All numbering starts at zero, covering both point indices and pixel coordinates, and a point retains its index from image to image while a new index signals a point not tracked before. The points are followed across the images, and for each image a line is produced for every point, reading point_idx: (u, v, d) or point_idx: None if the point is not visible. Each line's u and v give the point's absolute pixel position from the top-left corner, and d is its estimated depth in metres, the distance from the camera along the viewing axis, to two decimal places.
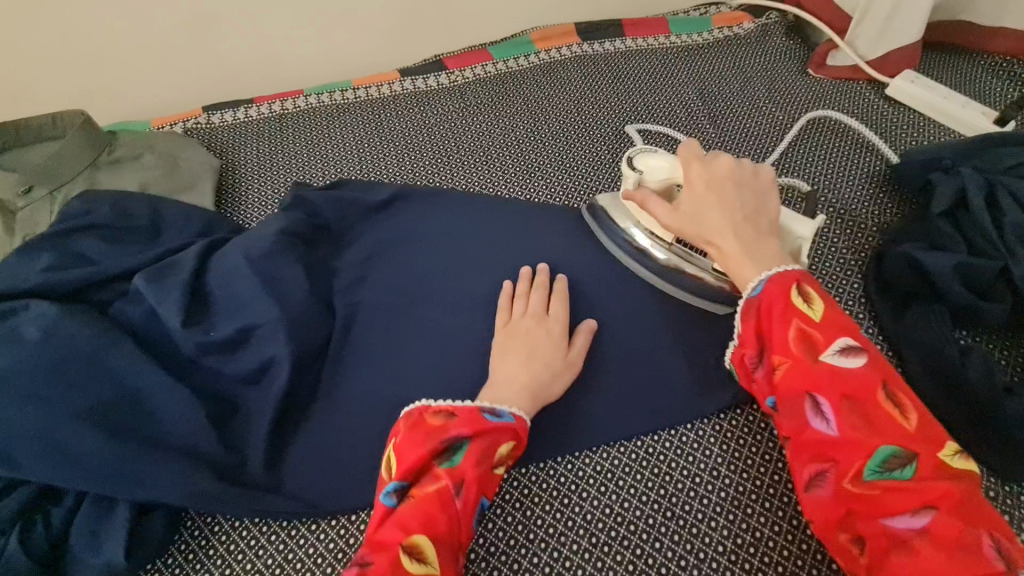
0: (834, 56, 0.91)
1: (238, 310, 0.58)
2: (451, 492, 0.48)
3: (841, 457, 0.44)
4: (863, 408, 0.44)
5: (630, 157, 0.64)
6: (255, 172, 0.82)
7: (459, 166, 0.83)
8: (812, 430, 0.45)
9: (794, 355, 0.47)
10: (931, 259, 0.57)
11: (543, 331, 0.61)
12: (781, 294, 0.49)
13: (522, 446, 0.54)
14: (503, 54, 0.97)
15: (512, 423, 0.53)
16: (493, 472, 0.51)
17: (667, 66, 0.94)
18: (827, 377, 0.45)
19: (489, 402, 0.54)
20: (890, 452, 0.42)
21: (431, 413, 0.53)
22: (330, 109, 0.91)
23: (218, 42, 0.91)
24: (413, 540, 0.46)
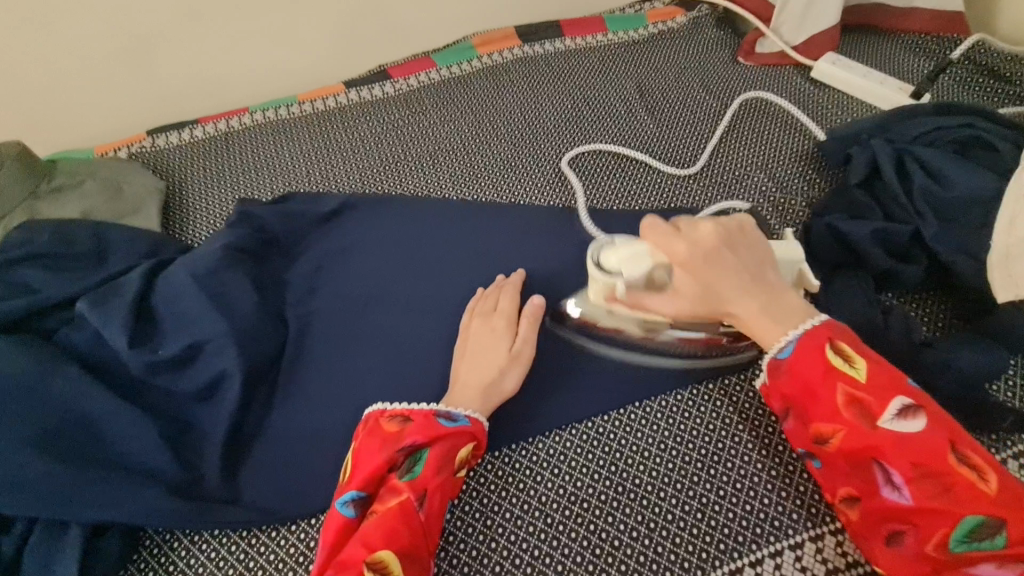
0: (762, 43, 0.95)
1: (185, 328, 0.59)
2: (413, 501, 0.49)
3: (920, 524, 0.43)
4: (936, 476, 0.43)
5: (595, 258, 0.56)
6: (204, 191, 0.82)
7: (407, 172, 0.84)
8: (884, 498, 0.45)
9: (846, 419, 0.46)
10: (850, 228, 0.60)
11: (489, 328, 0.62)
12: (818, 355, 0.48)
13: (481, 447, 0.56)
14: (446, 59, 0.99)
15: (468, 426, 0.54)
16: (454, 476, 0.53)
17: (606, 63, 0.97)
18: (887, 445, 0.44)
19: (445, 406, 0.55)
20: (972, 521, 0.41)
21: (386, 420, 0.54)
22: (277, 125, 0.91)
23: (159, 66, 0.91)
24: (376, 557, 0.46)
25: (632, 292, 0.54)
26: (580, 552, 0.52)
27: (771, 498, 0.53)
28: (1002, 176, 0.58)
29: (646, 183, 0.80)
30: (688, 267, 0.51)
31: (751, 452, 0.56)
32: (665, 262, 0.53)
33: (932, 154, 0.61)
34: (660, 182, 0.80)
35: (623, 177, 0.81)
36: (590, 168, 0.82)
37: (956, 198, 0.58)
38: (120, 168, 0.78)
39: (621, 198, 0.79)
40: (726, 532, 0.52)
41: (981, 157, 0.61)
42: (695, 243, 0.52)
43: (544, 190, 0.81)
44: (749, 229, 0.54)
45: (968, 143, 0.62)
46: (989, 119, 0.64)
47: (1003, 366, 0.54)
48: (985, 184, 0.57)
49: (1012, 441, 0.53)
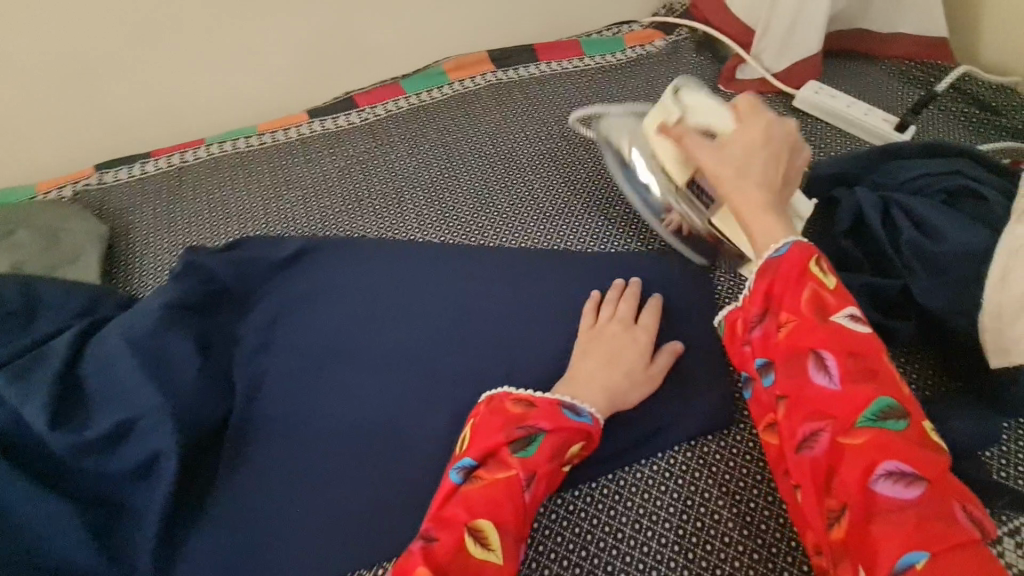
0: (743, 69, 0.92)
1: (118, 401, 0.53)
2: (523, 480, 0.48)
3: (840, 414, 0.43)
4: (868, 369, 0.44)
5: (671, 91, 0.62)
6: (152, 234, 0.77)
7: (371, 210, 0.80)
8: (815, 386, 0.44)
9: (804, 309, 0.46)
10: None
11: (629, 339, 0.61)
12: (800, 254, 0.49)
13: (590, 449, 0.54)
14: (415, 86, 0.95)
15: (590, 426, 0.53)
16: (562, 469, 0.51)
17: (582, 90, 0.94)
18: (834, 334, 0.45)
19: (569, 399, 0.55)
20: (887, 405, 0.42)
21: (511, 401, 0.54)
22: (235, 159, 0.86)
23: (108, 97, 0.86)
24: (477, 524, 0.45)
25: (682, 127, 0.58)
26: None
27: None
28: (994, 229, 0.55)
29: (622, 225, 0.76)
30: (743, 132, 0.54)
31: (732, 532, 0.53)
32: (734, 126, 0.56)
33: (919, 204, 0.57)
34: (636, 224, 0.76)
35: (597, 217, 0.77)
36: (565, 206, 0.78)
37: (945, 252, 0.54)
38: (59, 213, 0.73)
39: (595, 241, 0.75)
40: None
41: (969, 207, 0.57)
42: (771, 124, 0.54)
43: (515, 230, 0.76)
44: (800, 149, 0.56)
45: (955, 192, 0.59)
46: (978, 164, 0.61)
47: (994, 436, 0.51)
48: (976, 238, 0.54)
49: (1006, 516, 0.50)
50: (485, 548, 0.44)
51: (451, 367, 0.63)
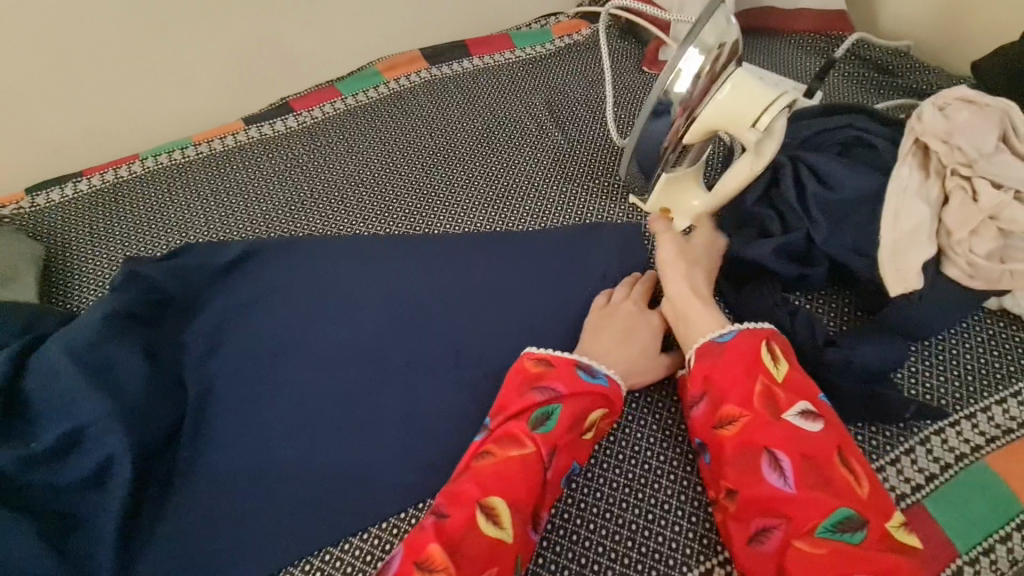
0: (664, 52, 0.96)
1: (63, 413, 0.53)
2: (540, 457, 0.51)
3: (793, 514, 0.46)
4: (820, 470, 0.47)
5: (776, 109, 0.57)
6: (88, 252, 0.76)
7: (314, 209, 0.81)
8: (769, 486, 0.47)
9: (755, 407, 0.50)
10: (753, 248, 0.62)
11: (642, 320, 0.63)
12: (748, 347, 0.53)
13: (612, 414, 0.57)
14: (351, 88, 0.96)
15: (607, 388, 0.56)
16: (583, 438, 0.54)
17: (515, 79, 0.97)
18: (786, 435, 0.48)
19: (587, 362, 0.58)
20: (844, 515, 0.45)
21: (532, 362, 0.58)
22: (172, 171, 0.86)
23: (32, 119, 0.84)
24: (490, 501, 0.48)
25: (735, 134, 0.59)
26: None
27: (698, 515, 0.54)
28: (884, 175, 0.60)
29: (559, 205, 0.79)
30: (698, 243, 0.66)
31: (677, 469, 0.57)
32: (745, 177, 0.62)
33: (819, 157, 0.62)
34: (572, 202, 0.78)
35: (535, 198, 0.79)
36: (506, 190, 0.81)
37: (843, 199, 0.60)
38: None
39: (535, 220, 0.77)
40: (657, 556, 0.52)
41: (863, 156, 0.63)
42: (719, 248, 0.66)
43: (459, 216, 0.78)
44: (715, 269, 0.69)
45: (850, 144, 0.64)
46: (871, 117, 0.66)
47: (900, 358, 0.56)
48: (868, 184, 0.60)
49: (917, 428, 0.55)
50: (497, 527, 0.48)
51: (403, 351, 0.65)
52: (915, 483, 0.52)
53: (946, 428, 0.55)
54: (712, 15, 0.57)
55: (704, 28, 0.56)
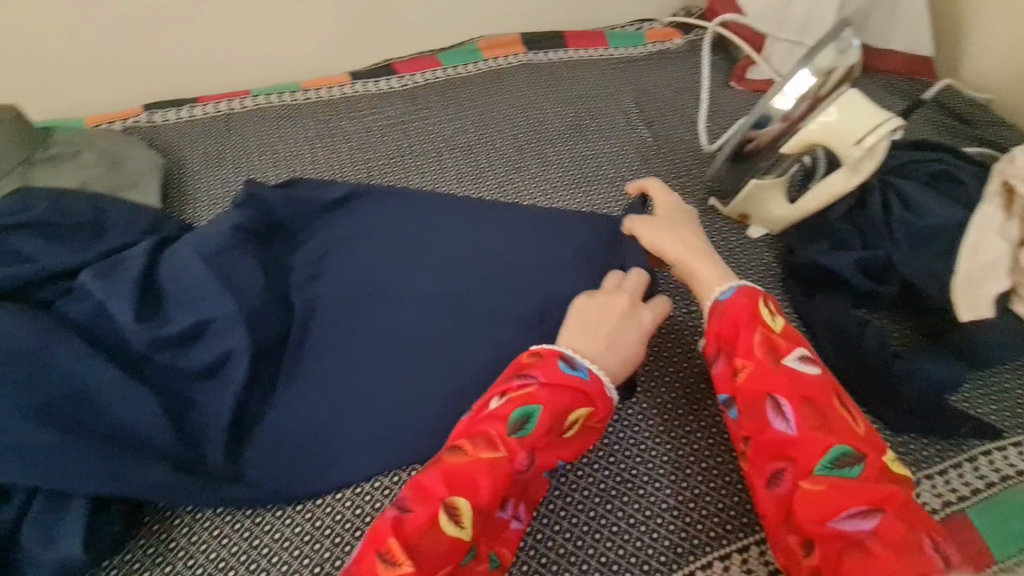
0: (753, 69, 1.00)
1: (193, 305, 0.58)
2: (510, 458, 0.49)
3: (798, 455, 0.48)
4: (820, 412, 0.49)
5: (877, 126, 0.62)
6: (202, 171, 0.81)
7: (412, 165, 0.86)
8: (774, 430, 0.49)
9: (758, 358, 0.52)
10: (832, 260, 0.66)
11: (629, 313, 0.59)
12: (747, 303, 0.55)
13: (596, 413, 0.54)
14: (451, 60, 1.02)
15: (586, 381, 0.53)
16: (560, 438, 0.52)
17: (607, 76, 1.02)
18: (787, 381, 0.50)
19: (569, 352, 0.55)
20: (842, 451, 0.47)
21: (527, 355, 0.55)
22: (281, 111, 0.91)
23: (162, 43, 0.90)
24: (453, 502, 0.47)
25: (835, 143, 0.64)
26: (580, 536, 0.55)
27: None
28: (967, 209, 0.64)
29: None
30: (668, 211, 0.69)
31: None
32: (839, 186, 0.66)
33: (908, 187, 0.67)
34: None
35: (619, 187, 0.84)
36: (592, 175, 0.86)
37: (925, 226, 0.64)
38: (118, 141, 0.76)
39: (619, 206, 0.82)
40: (719, 521, 0.56)
41: (948, 190, 0.67)
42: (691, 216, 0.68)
43: (547, 192, 0.84)
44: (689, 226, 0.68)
45: (937, 177, 0.69)
46: (958, 156, 0.70)
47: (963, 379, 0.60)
48: (952, 215, 0.64)
49: (968, 446, 0.59)
50: (456, 527, 0.46)
51: None
52: (960, 494, 0.56)
53: (993, 451, 0.58)
54: (832, 39, 0.63)
55: (820, 53, 0.64)
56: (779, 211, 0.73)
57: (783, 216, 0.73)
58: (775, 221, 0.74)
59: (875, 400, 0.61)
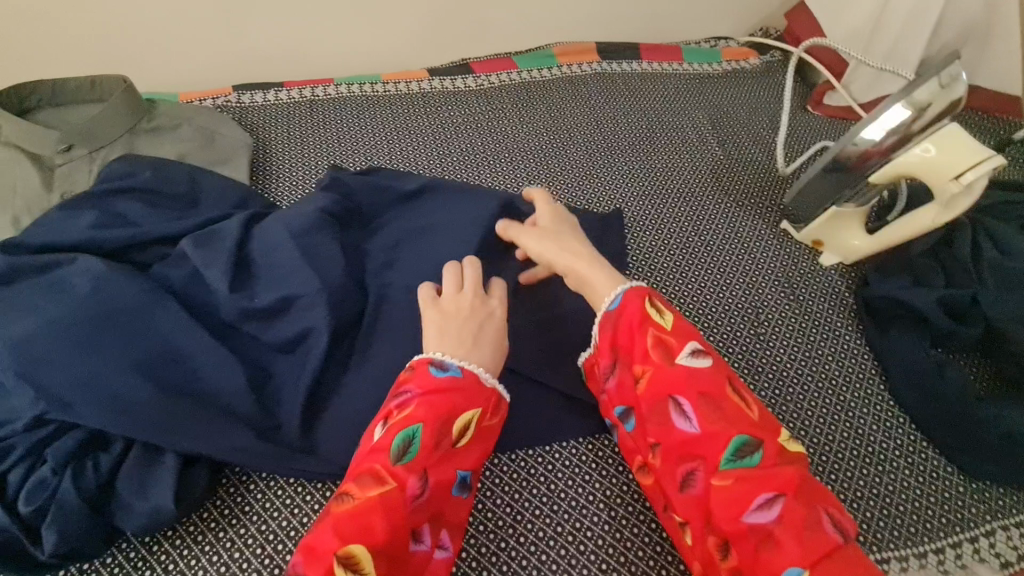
0: (831, 96, 0.99)
1: (280, 280, 0.60)
2: (401, 488, 0.46)
3: (705, 452, 0.48)
4: (717, 405, 0.48)
5: (976, 162, 0.60)
6: (286, 153, 0.85)
7: (484, 164, 0.88)
8: (679, 431, 0.49)
9: (654, 359, 0.51)
10: (914, 296, 0.65)
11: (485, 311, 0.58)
12: (637, 304, 0.54)
13: (480, 412, 0.52)
14: (527, 63, 1.03)
15: (460, 377, 0.52)
16: (453, 447, 0.50)
17: (680, 91, 1.02)
18: (680, 379, 0.50)
19: (440, 356, 0.53)
20: (742, 442, 0.47)
21: (405, 370, 0.53)
22: (361, 101, 0.94)
23: (255, 27, 0.94)
24: (348, 550, 0.42)
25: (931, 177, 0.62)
26: (642, 547, 0.56)
27: None
28: None
29: (711, 214, 0.82)
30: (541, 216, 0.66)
31: None
32: (926, 223, 0.65)
33: (1001, 230, 0.65)
34: (724, 215, 0.82)
35: (687, 202, 0.84)
36: (662, 187, 0.86)
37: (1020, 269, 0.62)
38: (213, 117, 0.79)
39: (688, 220, 0.81)
40: None
41: None
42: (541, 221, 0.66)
43: (616, 201, 0.84)
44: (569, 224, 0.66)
45: None
46: None
47: None
48: None
49: None
50: None
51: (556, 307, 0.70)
52: None
53: None
54: (936, 73, 0.62)
55: (919, 87, 0.63)
56: (856, 243, 0.73)
57: (858, 249, 0.73)
58: (852, 252, 0.74)
59: (949, 443, 0.59)
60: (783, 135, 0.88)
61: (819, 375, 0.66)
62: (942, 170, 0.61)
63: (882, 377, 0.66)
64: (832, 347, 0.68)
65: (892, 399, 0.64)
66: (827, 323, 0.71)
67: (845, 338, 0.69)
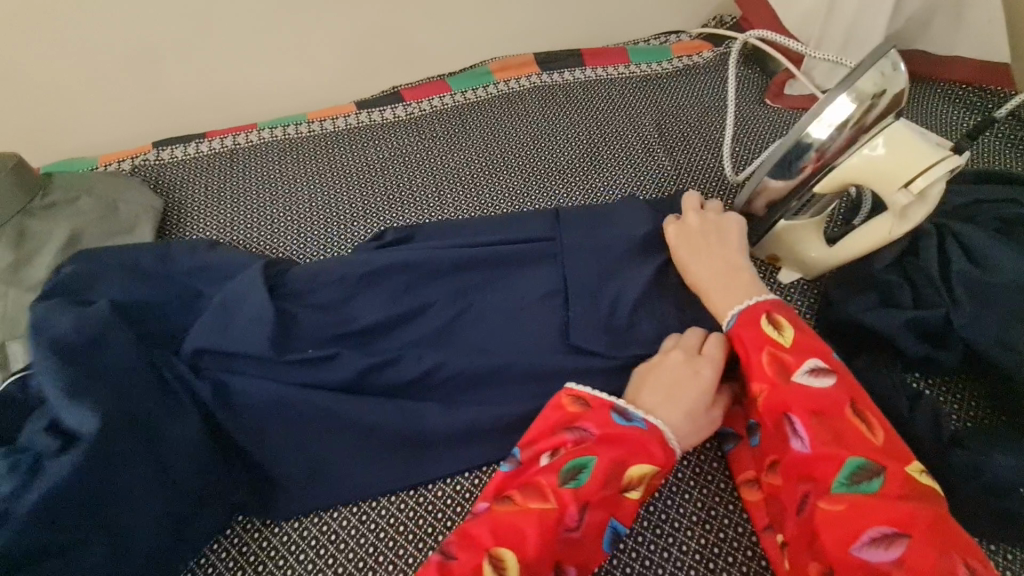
0: (791, 86, 0.91)
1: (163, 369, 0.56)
2: (562, 512, 0.47)
3: (819, 471, 0.47)
4: (833, 425, 0.49)
5: (932, 170, 0.53)
6: (201, 212, 0.81)
7: (410, 200, 0.82)
8: (792, 450, 0.49)
9: (767, 376, 0.52)
10: (880, 320, 0.56)
11: (691, 372, 0.55)
12: (753, 320, 0.55)
13: (657, 462, 0.50)
14: (461, 84, 0.97)
15: (643, 429, 0.51)
16: (624, 496, 0.50)
17: (625, 96, 0.94)
18: (796, 397, 0.50)
19: (622, 404, 0.53)
20: (857, 465, 0.46)
21: (569, 399, 0.54)
22: (285, 144, 0.90)
23: (169, 79, 0.90)
24: (498, 552, 0.45)
25: (885, 188, 0.55)
26: None
27: None
28: None
29: None
30: (685, 223, 0.65)
31: (741, 554, 0.53)
32: (881, 237, 0.58)
33: (975, 235, 0.57)
34: None
35: None
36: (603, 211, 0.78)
37: (1000, 281, 0.54)
38: (119, 185, 0.76)
39: None
40: None
41: None
42: (684, 227, 0.65)
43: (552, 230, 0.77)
44: (727, 229, 0.64)
45: (1012, 221, 0.59)
46: None
47: None
48: None
49: None
50: None
51: None
52: None
53: None
54: (878, 62, 0.55)
55: (861, 79, 0.55)
56: (810, 256, 0.64)
57: (816, 267, 0.65)
58: (810, 270, 0.66)
59: None
60: (733, 139, 0.80)
61: None
62: (897, 178, 0.54)
63: None
64: None
65: None
66: None
67: None
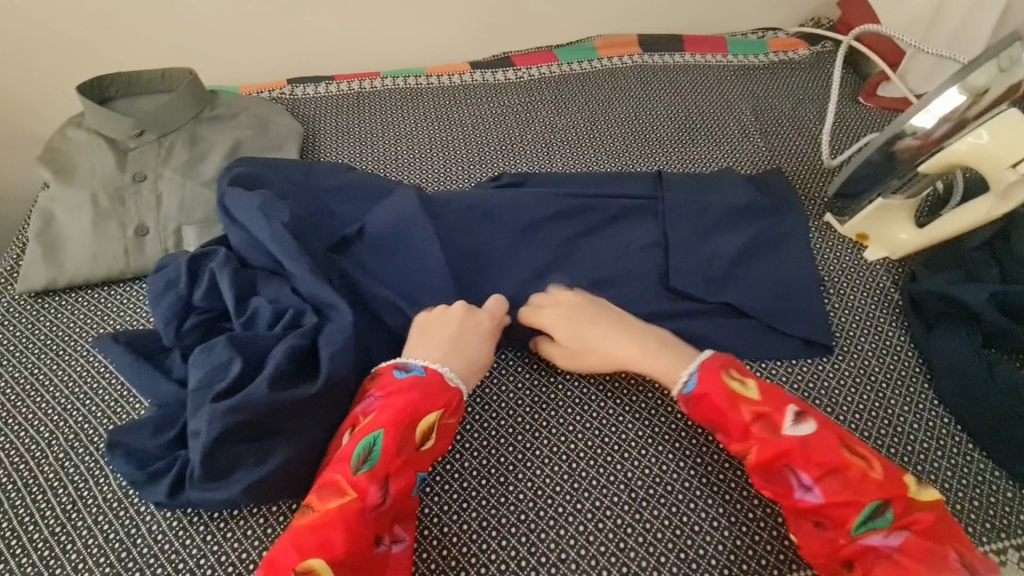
0: (885, 87, 0.95)
1: (325, 259, 0.64)
2: (361, 497, 0.48)
3: (834, 514, 0.49)
4: (838, 472, 0.50)
5: None
6: (333, 142, 0.89)
7: (521, 152, 0.89)
8: (803, 501, 0.50)
9: (756, 435, 0.52)
10: (968, 293, 0.62)
11: (472, 326, 0.60)
12: (719, 376, 0.55)
13: (430, 410, 0.53)
14: (567, 56, 1.04)
15: (404, 380, 0.54)
16: (416, 450, 0.52)
17: (723, 82, 1.00)
18: (794, 451, 0.51)
19: (402, 360, 0.56)
20: (873, 506, 0.48)
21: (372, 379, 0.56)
22: (405, 93, 0.98)
23: (307, 24, 0.98)
24: (306, 565, 0.45)
25: (993, 168, 0.60)
26: (660, 529, 0.56)
27: None
28: None
29: None
30: (558, 301, 0.63)
31: None
32: (981, 212, 0.63)
33: None
34: None
35: None
36: None
37: None
38: (268, 109, 0.85)
39: None
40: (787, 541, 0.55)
41: None
42: (559, 305, 0.63)
43: None
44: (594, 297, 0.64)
45: None
46: None
47: None
48: None
49: None
50: None
51: None
52: None
53: None
54: (996, 56, 0.60)
55: (974, 70, 0.60)
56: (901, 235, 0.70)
57: (903, 245, 0.70)
58: (896, 247, 0.71)
59: (998, 445, 0.57)
60: (829, 128, 0.85)
61: (860, 370, 0.64)
62: (1006, 160, 0.59)
63: (927, 375, 0.63)
64: (876, 341, 0.66)
65: (936, 398, 0.62)
66: (871, 323, 0.67)
67: (891, 334, 0.66)
